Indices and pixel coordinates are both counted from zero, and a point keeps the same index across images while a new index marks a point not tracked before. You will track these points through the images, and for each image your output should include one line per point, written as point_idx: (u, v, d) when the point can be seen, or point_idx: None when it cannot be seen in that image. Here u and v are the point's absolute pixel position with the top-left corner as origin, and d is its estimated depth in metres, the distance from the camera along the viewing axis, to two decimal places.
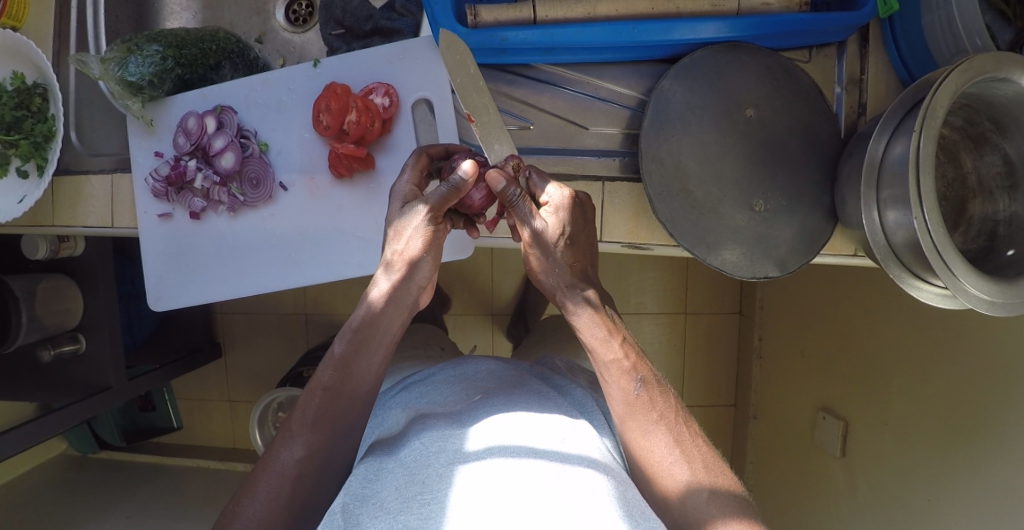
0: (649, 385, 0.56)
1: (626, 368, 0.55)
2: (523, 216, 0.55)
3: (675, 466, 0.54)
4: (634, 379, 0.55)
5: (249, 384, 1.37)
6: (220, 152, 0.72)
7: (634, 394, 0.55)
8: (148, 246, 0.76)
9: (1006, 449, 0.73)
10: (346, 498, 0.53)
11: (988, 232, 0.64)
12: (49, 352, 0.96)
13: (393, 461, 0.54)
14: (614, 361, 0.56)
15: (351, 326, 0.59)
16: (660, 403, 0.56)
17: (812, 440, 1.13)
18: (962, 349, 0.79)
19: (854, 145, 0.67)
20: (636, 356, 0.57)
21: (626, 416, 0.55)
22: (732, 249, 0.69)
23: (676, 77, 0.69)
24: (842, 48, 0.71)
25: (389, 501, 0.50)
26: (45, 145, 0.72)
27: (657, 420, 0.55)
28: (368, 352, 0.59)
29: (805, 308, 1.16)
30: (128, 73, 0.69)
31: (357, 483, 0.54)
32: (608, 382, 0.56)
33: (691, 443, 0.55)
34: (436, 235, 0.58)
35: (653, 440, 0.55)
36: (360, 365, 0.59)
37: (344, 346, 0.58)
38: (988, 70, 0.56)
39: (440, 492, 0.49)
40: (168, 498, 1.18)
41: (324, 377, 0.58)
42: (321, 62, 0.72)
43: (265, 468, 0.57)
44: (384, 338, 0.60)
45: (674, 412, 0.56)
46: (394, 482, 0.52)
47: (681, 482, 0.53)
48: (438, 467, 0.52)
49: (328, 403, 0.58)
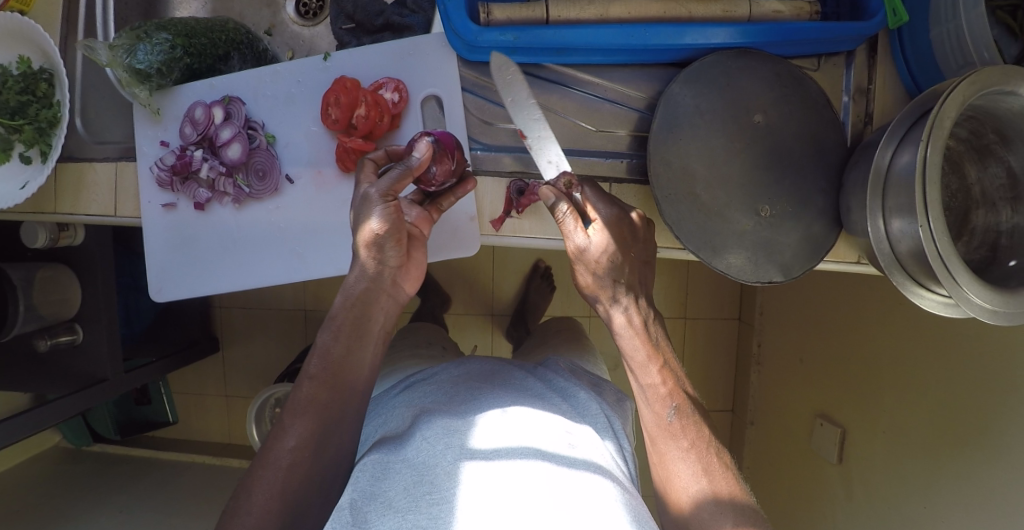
0: (682, 413, 0.59)
1: (662, 394, 0.60)
2: (568, 233, 0.62)
3: (699, 492, 0.55)
4: (668, 405, 0.60)
5: (245, 378, 1.36)
6: (227, 143, 0.72)
7: (667, 419, 0.59)
8: (151, 236, 0.75)
9: (1002, 460, 0.74)
10: (352, 495, 0.53)
11: (991, 243, 0.64)
12: (46, 341, 0.95)
13: (400, 460, 0.55)
14: (650, 385, 0.61)
15: (333, 316, 0.64)
16: (692, 432, 0.59)
17: (809, 446, 1.14)
18: (960, 360, 0.80)
19: (861, 153, 0.67)
20: (677, 386, 0.61)
21: (658, 439, 0.59)
22: (737, 253, 0.69)
23: (686, 81, 0.70)
24: (850, 57, 0.72)
25: (397, 500, 0.51)
26: (49, 131, 0.71)
27: (689, 447, 0.58)
28: (353, 340, 0.63)
29: (803, 316, 1.17)
30: (137, 61, 0.68)
31: (364, 481, 0.54)
32: (644, 404, 0.61)
33: (720, 474, 0.57)
34: (389, 214, 0.62)
35: (680, 465, 0.57)
36: (346, 351, 0.63)
37: (327, 336, 0.63)
38: (995, 82, 0.57)
39: (448, 493, 0.50)
40: (161, 493, 1.16)
41: (312, 367, 0.62)
42: (331, 56, 0.72)
43: (261, 462, 0.59)
44: (369, 326, 0.64)
45: (704, 441, 0.59)
46: (402, 482, 0.53)
47: (707, 508, 0.55)
48: (445, 467, 0.53)
49: (319, 391, 0.61)
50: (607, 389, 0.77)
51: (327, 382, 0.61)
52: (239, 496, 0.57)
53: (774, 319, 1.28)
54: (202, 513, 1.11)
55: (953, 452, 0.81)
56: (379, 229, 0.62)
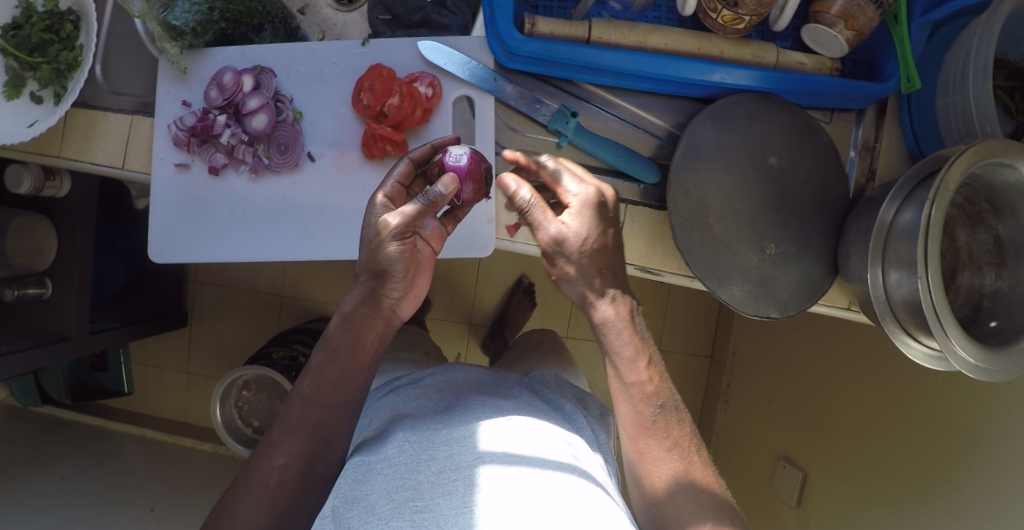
0: (667, 412, 0.57)
1: (649, 392, 0.57)
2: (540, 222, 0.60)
3: (681, 493, 0.54)
4: (653, 404, 0.57)
5: (208, 359, 1.31)
6: (253, 112, 0.70)
7: (650, 418, 0.57)
8: (158, 196, 0.72)
9: (962, 515, 0.77)
10: (334, 502, 0.52)
11: (974, 303, 0.69)
12: (13, 292, 0.88)
13: (381, 462, 0.55)
14: (636, 382, 0.58)
15: (328, 335, 0.62)
16: (677, 431, 0.57)
17: (768, 488, 1.17)
18: (928, 414, 0.84)
19: (864, 207, 0.71)
20: (661, 381, 0.59)
21: (640, 437, 0.57)
22: (740, 285, 0.72)
23: (709, 118, 0.72)
24: (860, 115, 0.76)
25: (379, 505, 0.51)
26: (68, 74, 0.68)
27: (671, 447, 0.56)
28: (345, 363, 0.61)
29: (774, 358, 1.21)
30: (173, 17, 0.67)
31: (346, 486, 0.53)
32: (624, 401, 0.59)
33: (703, 469, 0.56)
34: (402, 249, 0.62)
35: (662, 465, 0.55)
36: (337, 375, 0.61)
37: (321, 356, 0.61)
38: (997, 153, 0.61)
39: (432, 501, 0.51)
40: (105, 464, 1.09)
41: (304, 386, 0.60)
42: (369, 43, 0.73)
43: (246, 476, 0.56)
44: (361, 348, 0.63)
45: (688, 440, 0.57)
46: (385, 485, 0.52)
47: (689, 503, 0.53)
48: (428, 475, 0.53)
49: (309, 410, 0.59)
50: (592, 403, 0.77)
51: (318, 403, 0.59)
52: (222, 512, 0.55)
53: (746, 360, 1.32)
54: (148, 491, 1.05)
55: (916, 504, 0.84)
56: (390, 257, 0.61)
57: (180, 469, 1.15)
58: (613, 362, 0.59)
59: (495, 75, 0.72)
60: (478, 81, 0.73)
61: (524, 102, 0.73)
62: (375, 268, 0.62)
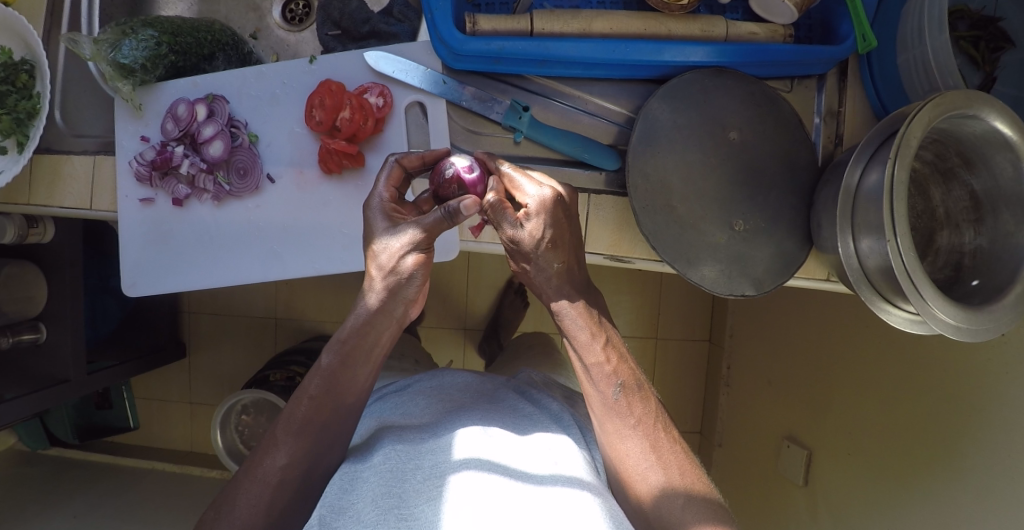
0: (629, 390, 0.57)
1: (608, 373, 0.57)
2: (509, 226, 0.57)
3: (648, 473, 0.54)
4: (614, 383, 0.57)
5: (212, 386, 1.34)
6: (209, 140, 0.72)
7: (613, 398, 0.56)
8: (127, 231, 0.75)
9: (970, 479, 0.75)
10: (322, 510, 0.53)
11: (955, 262, 0.67)
12: (9, 339, 0.91)
13: (368, 470, 0.54)
14: (596, 364, 0.57)
15: (340, 337, 0.59)
16: (640, 408, 0.57)
17: (777, 469, 1.14)
18: (929, 378, 0.81)
19: (831, 173, 0.69)
20: (621, 360, 0.58)
21: (606, 418, 0.57)
22: (711, 266, 0.71)
23: (664, 97, 0.71)
24: (822, 81, 0.75)
25: (365, 513, 0.50)
26: (28, 122, 0.71)
27: (636, 425, 0.56)
28: (357, 364, 0.59)
29: (773, 335, 1.19)
30: (121, 56, 0.69)
31: (334, 495, 0.54)
32: (588, 384, 0.58)
33: (669, 448, 0.56)
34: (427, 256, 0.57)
35: (629, 444, 0.55)
36: (348, 376, 0.59)
37: (332, 358, 0.58)
38: (960, 106, 0.59)
39: (417, 507, 0.49)
40: (118, 502, 1.12)
41: (311, 386, 0.58)
42: (317, 59, 0.73)
43: (247, 475, 0.56)
44: (373, 352, 0.59)
45: (653, 417, 0.57)
46: (370, 493, 0.52)
47: (654, 488, 0.54)
48: (415, 483, 0.51)
49: (315, 411, 0.58)
50: (578, 400, 0.76)
51: (325, 404, 0.58)
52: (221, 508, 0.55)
53: (745, 341, 1.30)
54: (161, 523, 1.07)
55: (921, 473, 0.81)
56: (411, 266, 0.56)
57: (192, 498, 1.17)
58: (571, 345, 0.59)
59: (445, 78, 0.72)
60: (428, 85, 0.72)
61: (479, 101, 0.72)
62: (389, 272, 0.57)
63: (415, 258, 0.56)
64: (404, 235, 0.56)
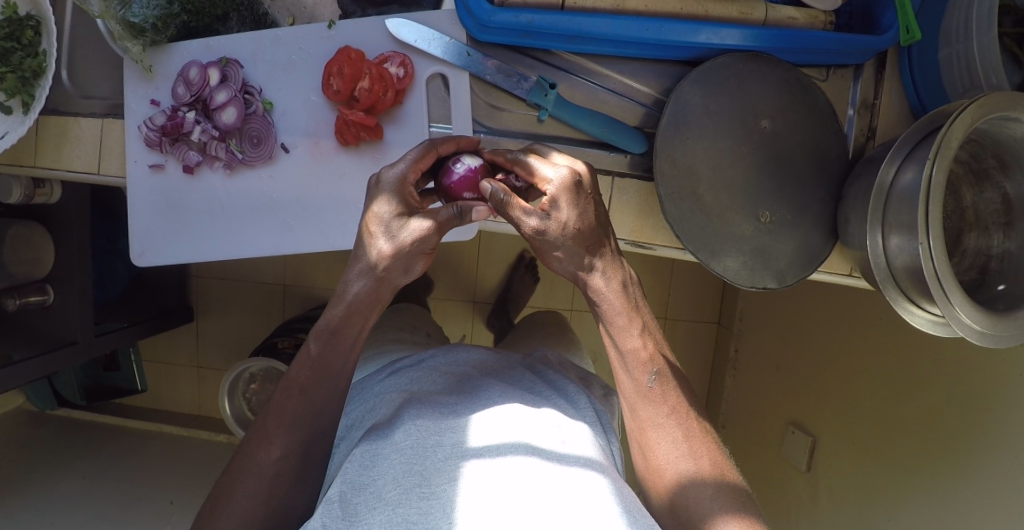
0: (664, 379, 0.55)
1: (644, 360, 0.55)
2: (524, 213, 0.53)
3: (678, 461, 0.53)
4: (649, 371, 0.55)
5: (219, 350, 1.34)
6: (221, 106, 0.69)
7: (647, 386, 0.55)
8: (135, 199, 0.73)
9: (974, 476, 0.75)
10: (341, 486, 0.50)
11: (981, 265, 0.66)
12: (15, 301, 0.91)
13: (390, 447, 0.52)
14: (632, 350, 0.55)
15: (326, 324, 0.58)
16: (672, 397, 0.55)
17: (780, 453, 1.15)
18: (939, 378, 0.81)
19: (863, 168, 0.68)
20: (656, 346, 0.57)
21: (638, 405, 0.55)
22: (734, 257, 0.69)
23: (696, 81, 0.69)
24: (858, 71, 0.72)
25: (386, 491, 0.48)
26: (33, 81, 0.68)
27: (669, 414, 0.54)
28: (346, 349, 0.58)
29: (782, 321, 1.19)
30: (131, 14, 0.66)
31: (353, 471, 0.51)
32: (621, 371, 0.56)
33: (700, 438, 0.54)
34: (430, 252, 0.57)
35: (660, 434, 0.54)
36: (338, 360, 0.58)
37: (320, 345, 0.58)
38: (1003, 108, 0.57)
39: (439, 488, 0.48)
40: (121, 464, 1.13)
41: (301, 375, 0.57)
42: (336, 24, 0.70)
43: (242, 467, 0.55)
44: (359, 337, 0.59)
45: (686, 407, 0.55)
46: (392, 471, 0.50)
47: (681, 474, 0.52)
48: (436, 461, 0.50)
49: (306, 403, 0.57)
50: (595, 382, 0.74)
51: (315, 394, 0.58)
52: (218, 502, 0.54)
53: (754, 326, 1.30)
54: (167, 487, 1.09)
55: (924, 471, 0.82)
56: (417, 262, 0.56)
57: (196, 464, 1.18)
58: (607, 329, 0.56)
59: (469, 50, 0.69)
60: (452, 57, 0.70)
61: (504, 76, 0.69)
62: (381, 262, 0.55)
63: (420, 254, 0.55)
64: (416, 228, 0.54)
